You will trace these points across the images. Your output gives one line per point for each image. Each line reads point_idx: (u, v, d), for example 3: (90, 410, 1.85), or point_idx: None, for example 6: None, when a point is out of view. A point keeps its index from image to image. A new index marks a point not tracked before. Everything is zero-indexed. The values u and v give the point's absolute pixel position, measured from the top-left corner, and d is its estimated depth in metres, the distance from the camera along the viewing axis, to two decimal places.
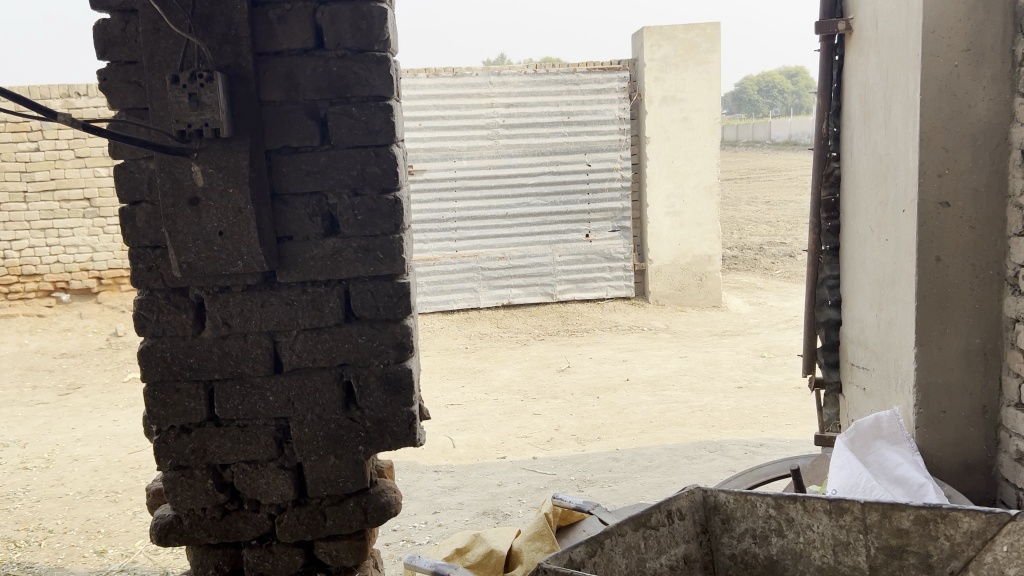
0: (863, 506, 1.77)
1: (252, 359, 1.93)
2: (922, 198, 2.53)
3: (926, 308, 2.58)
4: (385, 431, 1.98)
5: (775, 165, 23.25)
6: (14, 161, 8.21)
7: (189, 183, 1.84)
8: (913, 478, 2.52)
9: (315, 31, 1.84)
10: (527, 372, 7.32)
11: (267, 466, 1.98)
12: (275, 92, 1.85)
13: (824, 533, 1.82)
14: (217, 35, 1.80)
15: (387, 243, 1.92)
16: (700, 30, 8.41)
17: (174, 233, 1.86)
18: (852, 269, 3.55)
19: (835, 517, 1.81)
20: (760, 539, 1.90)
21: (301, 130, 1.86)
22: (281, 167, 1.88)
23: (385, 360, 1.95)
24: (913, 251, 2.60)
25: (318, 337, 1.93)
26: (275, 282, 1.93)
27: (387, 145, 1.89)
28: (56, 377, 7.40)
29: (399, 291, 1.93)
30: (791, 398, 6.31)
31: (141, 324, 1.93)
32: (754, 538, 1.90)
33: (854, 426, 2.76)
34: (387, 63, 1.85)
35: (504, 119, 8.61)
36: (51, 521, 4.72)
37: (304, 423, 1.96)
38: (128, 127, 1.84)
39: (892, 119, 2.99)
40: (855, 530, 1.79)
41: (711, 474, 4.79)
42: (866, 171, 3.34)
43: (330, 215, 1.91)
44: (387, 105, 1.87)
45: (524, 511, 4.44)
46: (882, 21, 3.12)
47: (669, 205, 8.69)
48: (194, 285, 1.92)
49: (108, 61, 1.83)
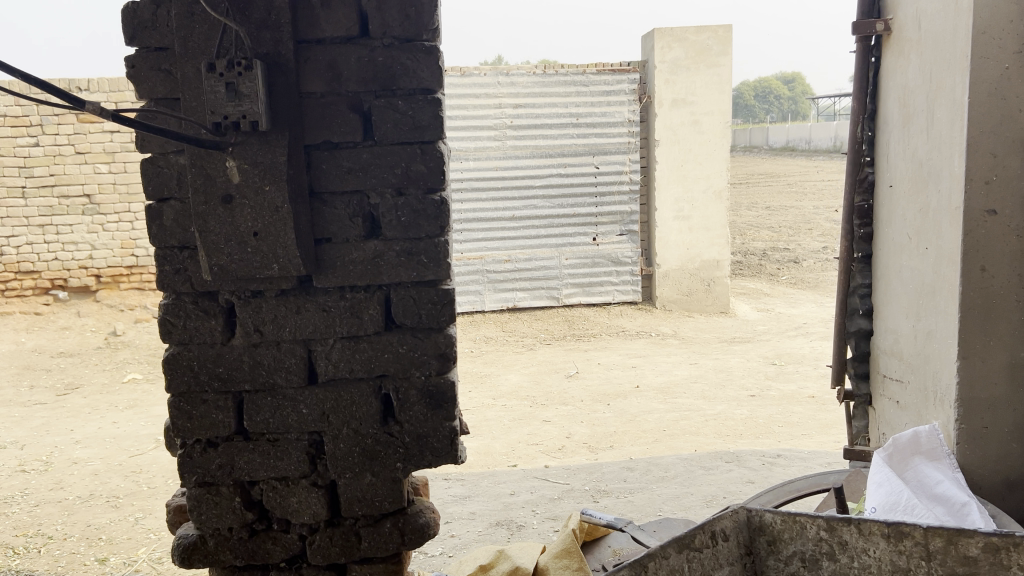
0: (926, 531, 1.63)
1: (286, 369, 1.81)
2: (967, 206, 2.42)
3: (971, 321, 2.46)
4: (424, 447, 1.85)
5: (774, 171, 23.09)
6: (13, 156, 8.07)
7: (222, 178, 1.71)
8: (955, 496, 2.41)
9: (360, 19, 1.72)
10: (535, 377, 7.20)
11: (299, 483, 1.85)
12: (316, 83, 1.72)
13: (881, 557, 1.69)
14: (256, 20, 1.67)
15: (432, 247, 1.79)
16: (712, 32, 8.27)
17: (205, 234, 1.73)
18: (886, 278, 3.37)
19: (894, 541, 1.67)
20: (811, 563, 1.77)
21: (343, 124, 1.74)
22: (321, 163, 1.75)
23: (425, 371, 1.83)
24: (957, 260, 2.48)
25: (357, 346, 1.81)
26: (311, 286, 1.80)
27: (434, 141, 1.76)
28: (54, 377, 7.25)
29: (442, 298, 1.81)
30: (806, 408, 6.20)
31: (167, 330, 1.80)
32: (804, 562, 1.77)
33: (891, 441, 2.64)
34: (435, 54, 1.73)
35: (512, 120, 8.48)
36: (51, 527, 4.58)
37: (339, 439, 1.83)
38: (158, 118, 1.71)
39: (936, 123, 2.83)
40: (917, 557, 1.65)
41: (730, 485, 4.67)
42: (903, 177, 3.17)
43: (371, 216, 1.79)
44: (435, 99, 1.75)
45: (540, 522, 4.31)
46: (926, 22, 2.97)
47: (678, 209, 8.56)
48: (224, 289, 1.79)
49: (137, 48, 1.70)
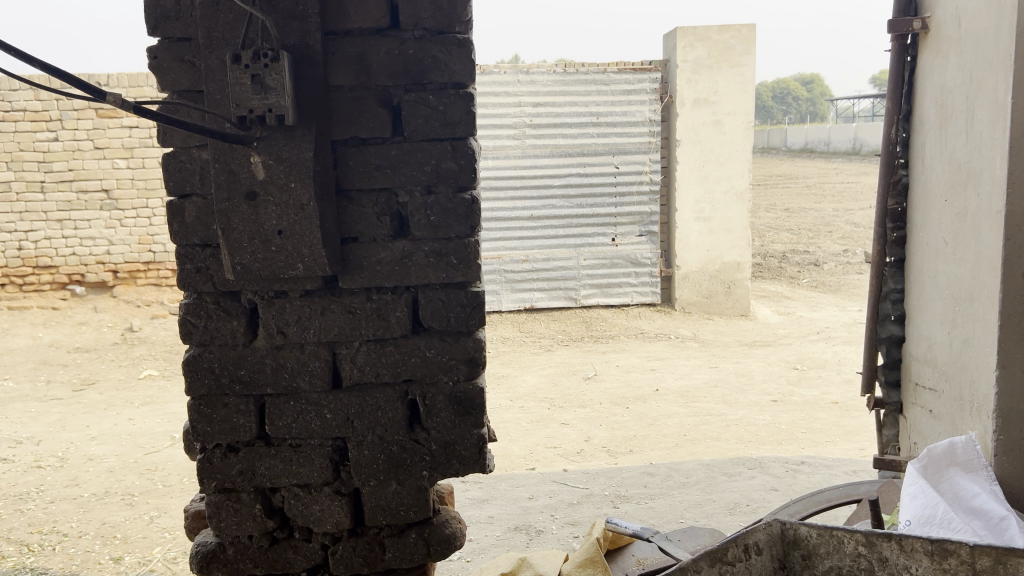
0: (972, 550, 1.55)
1: (309, 373, 1.74)
2: (1010, 209, 2.32)
3: (1011, 329, 2.36)
4: (451, 455, 1.79)
5: (793, 172, 22.87)
6: (33, 151, 8.08)
7: (246, 175, 1.64)
8: (993, 509, 2.30)
9: (391, 10, 1.66)
10: (552, 379, 7.12)
11: (321, 491, 1.78)
12: (345, 76, 1.66)
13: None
14: (283, 10, 1.60)
15: (461, 248, 1.73)
16: (735, 31, 8.15)
17: (228, 231, 1.66)
18: (920, 282, 3.17)
19: (938, 560, 1.58)
20: None
21: (372, 119, 1.67)
22: (348, 159, 1.69)
23: (454, 377, 1.77)
24: (998, 267, 2.39)
25: (383, 349, 1.75)
26: (337, 287, 1.74)
27: (465, 138, 1.70)
28: (70, 372, 7.24)
29: (472, 301, 1.75)
30: (829, 414, 6.09)
31: (188, 331, 1.74)
32: None
33: (927, 453, 2.54)
34: (468, 47, 1.67)
35: (531, 118, 8.39)
36: (66, 524, 4.54)
37: (363, 446, 1.77)
38: (180, 110, 1.65)
39: (975, 124, 2.64)
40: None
41: (753, 492, 4.57)
42: (940, 180, 2.97)
43: (399, 215, 1.73)
44: (467, 94, 1.69)
45: (559, 528, 4.24)
46: (965, 20, 2.75)
47: (699, 210, 8.46)
48: (247, 289, 1.73)
49: (159, 38, 1.64)
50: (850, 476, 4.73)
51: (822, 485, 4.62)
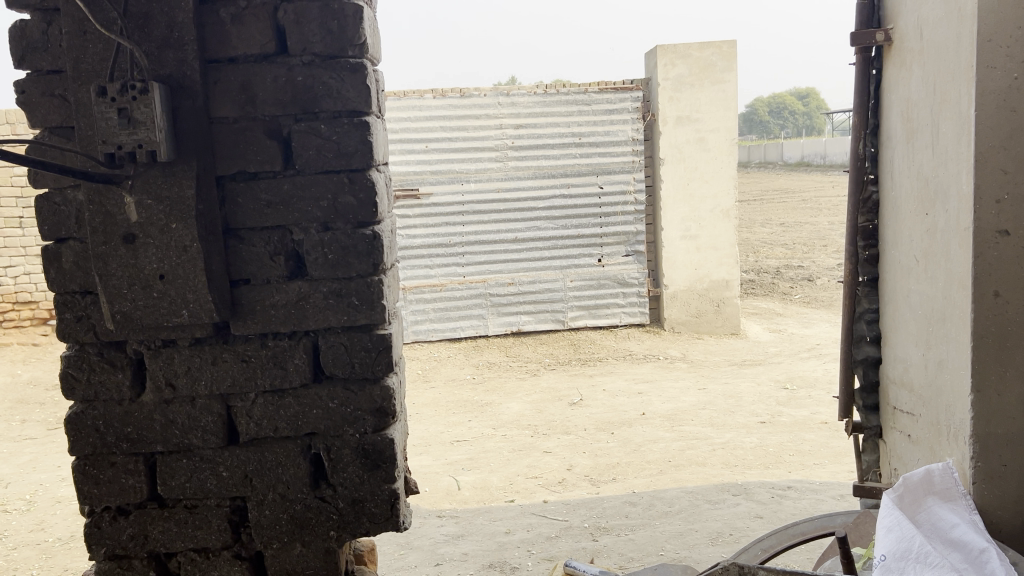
0: None
1: (202, 429, 1.64)
2: (974, 227, 1.98)
3: (986, 352, 2.00)
4: (361, 513, 1.67)
5: (788, 187, 22.82)
6: (10, 186, 8.01)
7: (122, 217, 1.54)
8: (971, 542, 1.96)
9: (278, 34, 1.56)
10: (537, 405, 6.96)
11: (219, 556, 1.68)
12: (228, 107, 1.56)
13: None
14: (156, 39, 1.51)
15: (364, 287, 1.61)
16: (716, 48, 8.05)
17: (106, 277, 1.56)
18: (892, 303, 2.96)
19: None
20: None
21: (260, 151, 1.57)
22: (236, 197, 1.59)
23: (360, 429, 1.64)
24: (966, 284, 2.05)
25: (281, 401, 1.63)
26: (229, 334, 1.63)
27: (363, 169, 1.59)
28: (47, 410, 7.05)
29: (378, 345, 1.63)
30: (818, 435, 5.93)
31: (70, 386, 1.64)
32: None
33: (900, 482, 2.16)
34: (362, 71, 1.56)
35: (513, 140, 8.27)
36: (26, 572, 4.38)
37: (264, 505, 1.66)
38: (52, 151, 1.56)
39: (941, 138, 2.48)
40: None
41: (737, 521, 4.40)
42: (907, 195, 2.80)
43: (296, 254, 1.61)
44: (363, 122, 1.57)
45: (534, 564, 4.06)
46: (928, 30, 2.58)
47: (685, 228, 8.32)
48: (132, 339, 1.63)
49: (28, 72, 1.55)
50: (837, 502, 4.55)
51: (807, 511, 4.44)
